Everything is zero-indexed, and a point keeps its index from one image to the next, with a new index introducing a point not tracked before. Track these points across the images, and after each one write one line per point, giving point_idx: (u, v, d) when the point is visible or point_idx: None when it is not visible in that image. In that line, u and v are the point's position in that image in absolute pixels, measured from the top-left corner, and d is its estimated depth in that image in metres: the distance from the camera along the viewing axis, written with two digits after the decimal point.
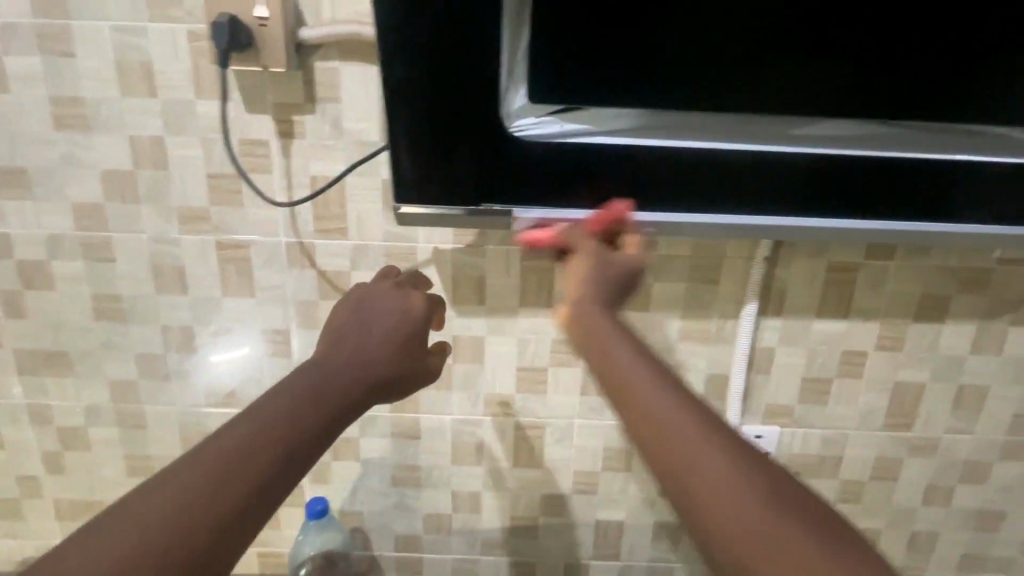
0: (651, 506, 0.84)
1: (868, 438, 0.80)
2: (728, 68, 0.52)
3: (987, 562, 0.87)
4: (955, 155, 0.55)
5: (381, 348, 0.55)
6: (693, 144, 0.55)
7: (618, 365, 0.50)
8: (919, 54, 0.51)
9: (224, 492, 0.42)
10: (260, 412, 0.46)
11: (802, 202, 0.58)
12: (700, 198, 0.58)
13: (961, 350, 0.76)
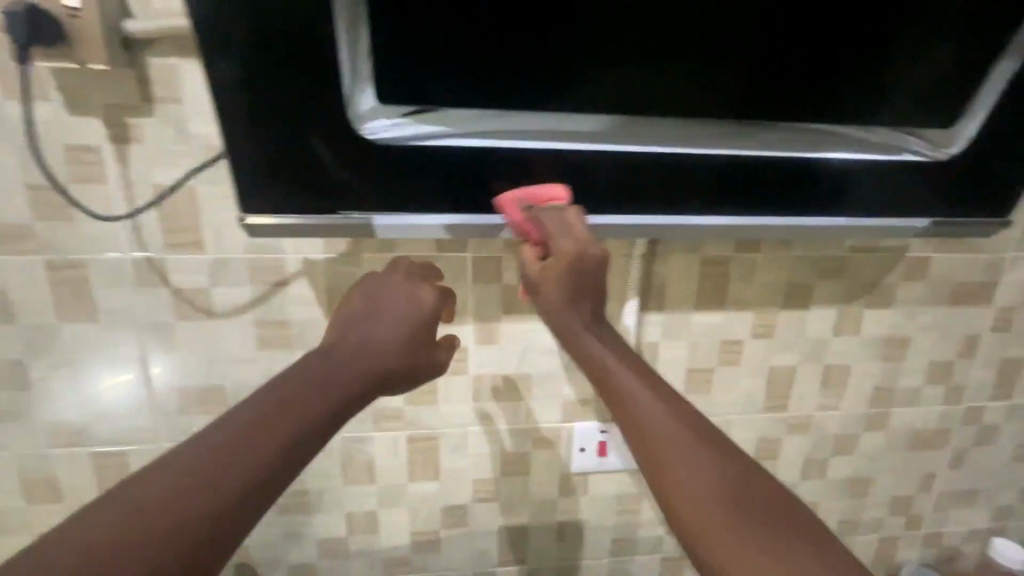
0: (553, 508, 0.84)
1: (749, 421, 0.84)
2: (585, 69, 0.51)
3: (861, 525, 0.94)
4: (793, 153, 0.59)
5: (388, 338, 0.55)
6: (550, 144, 0.56)
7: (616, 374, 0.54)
8: (766, 57, 0.52)
9: (228, 475, 0.42)
10: (276, 399, 0.47)
11: (659, 203, 0.61)
12: (562, 197, 0.60)
13: (826, 333, 0.81)
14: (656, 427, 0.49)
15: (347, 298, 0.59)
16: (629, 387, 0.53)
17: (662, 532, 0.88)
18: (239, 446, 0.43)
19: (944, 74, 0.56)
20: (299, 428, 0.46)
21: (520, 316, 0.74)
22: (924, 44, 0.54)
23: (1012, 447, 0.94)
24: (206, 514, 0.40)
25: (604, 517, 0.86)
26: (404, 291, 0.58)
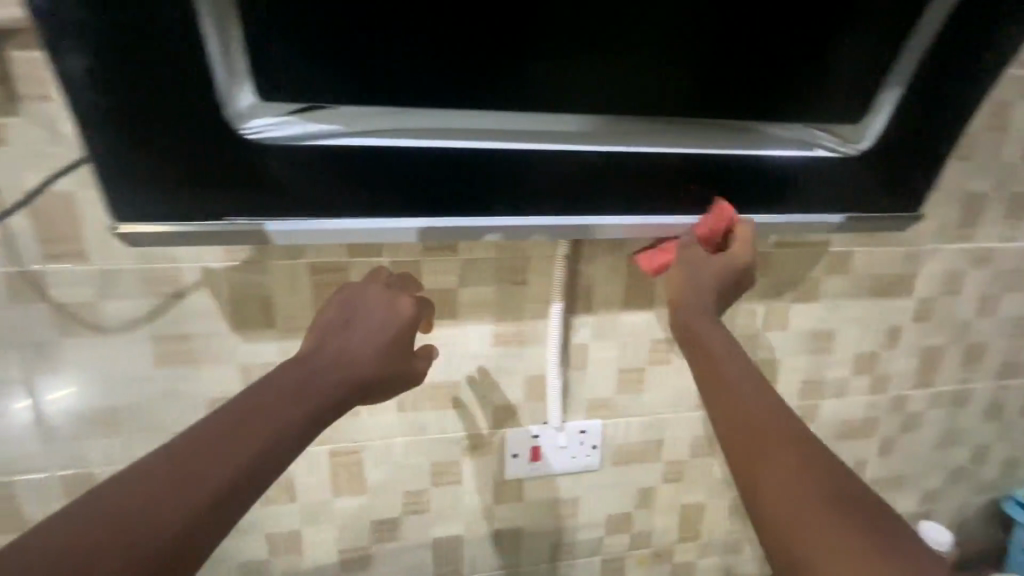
0: (488, 516, 0.82)
1: (681, 418, 0.84)
2: (483, 66, 0.49)
3: None
4: (703, 150, 0.59)
5: (365, 347, 0.54)
6: (454, 144, 0.53)
7: (721, 360, 0.60)
8: (669, 53, 0.51)
9: (199, 480, 0.42)
10: (256, 409, 0.46)
11: (573, 202, 0.60)
12: (473, 198, 0.58)
13: (754, 328, 0.81)
14: (748, 407, 0.54)
15: (331, 304, 0.57)
16: (724, 361, 0.60)
17: (600, 534, 0.87)
18: (206, 452, 0.43)
19: (845, 69, 0.57)
20: (269, 439, 0.46)
21: (442, 322, 0.71)
22: (826, 42, 0.54)
23: (935, 433, 0.97)
24: (180, 522, 0.40)
25: (541, 522, 0.84)
26: (381, 299, 0.57)
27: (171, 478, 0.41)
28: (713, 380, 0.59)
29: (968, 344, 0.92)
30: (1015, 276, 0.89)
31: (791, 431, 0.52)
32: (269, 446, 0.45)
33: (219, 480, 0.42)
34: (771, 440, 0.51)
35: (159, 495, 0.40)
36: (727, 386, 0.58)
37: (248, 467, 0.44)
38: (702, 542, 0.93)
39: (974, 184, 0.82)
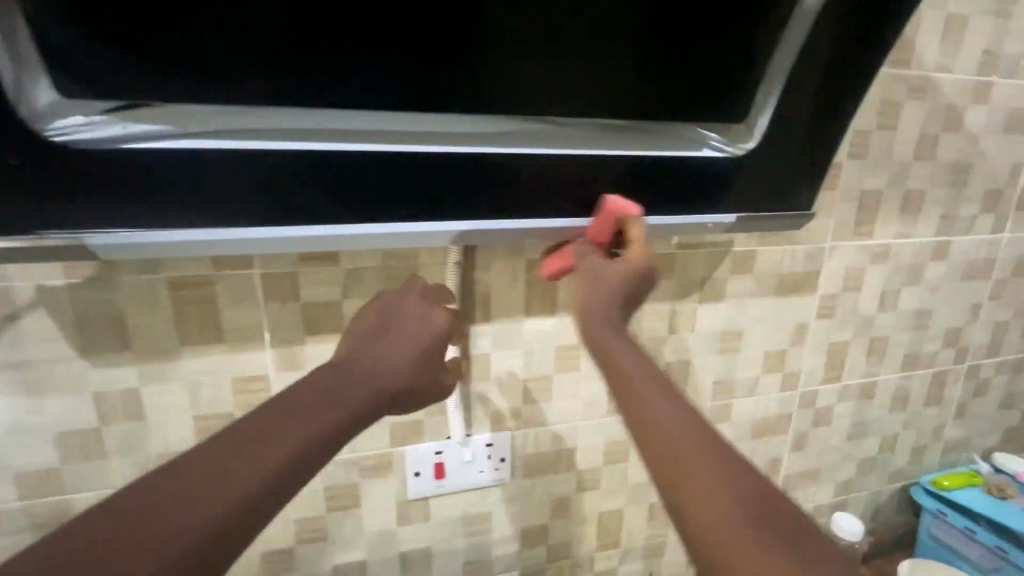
0: (393, 539, 0.77)
1: (594, 425, 0.82)
2: (334, 65, 0.45)
3: None
4: (588, 152, 0.57)
5: (398, 356, 0.54)
6: (313, 148, 0.49)
7: (662, 415, 0.53)
8: (539, 52, 0.48)
9: (234, 476, 0.41)
10: (296, 413, 0.46)
11: (454, 205, 0.57)
12: (345, 206, 0.53)
13: (662, 331, 0.80)
14: (701, 499, 0.46)
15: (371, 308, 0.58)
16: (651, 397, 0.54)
17: (515, 548, 0.84)
18: (241, 452, 0.42)
19: (736, 67, 0.55)
20: (307, 442, 0.45)
21: (326, 336, 0.66)
22: (704, 42, 0.52)
23: (846, 426, 0.99)
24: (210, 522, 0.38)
25: (451, 541, 0.80)
26: (417, 311, 0.58)
27: (204, 474, 0.40)
28: (656, 456, 0.50)
29: (872, 338, 0.94)
30: (913, 271, 0.92)
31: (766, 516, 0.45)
32: (301, 449, 0.44)
33: (252, 480, 0.41)
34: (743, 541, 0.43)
35: (195, 491, 0.39)
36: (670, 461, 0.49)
37: (281, 469, 0.42)
38: (623, 549, 0.91)
39: (869, 182, 0.84)
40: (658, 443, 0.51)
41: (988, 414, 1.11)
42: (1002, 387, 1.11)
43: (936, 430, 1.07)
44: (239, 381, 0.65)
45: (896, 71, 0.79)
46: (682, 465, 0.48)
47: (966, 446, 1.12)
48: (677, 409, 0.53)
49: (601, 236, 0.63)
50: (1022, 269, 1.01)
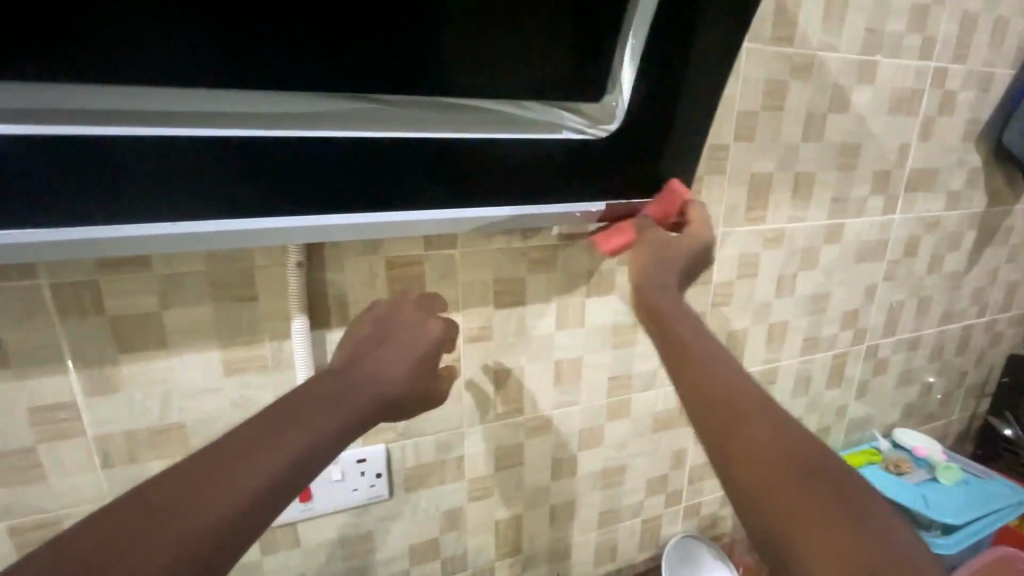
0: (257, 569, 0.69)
1: (481, 431, 0.76)
2: (139, 27, 0.36)
3: (623, 512, 0.92)
4: (445, 133, 0.50)
5: (400, 359, 0.47)
6: (76, 131, 0.39)
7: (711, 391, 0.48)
8: (387, 20, 0.41)
9: (227, 488, 0.35)
10: (301, 415, 0.40)
11: (333, 197, 0.49)
12: (137, 203, 0.43)
13: (548, 327, 0.75)
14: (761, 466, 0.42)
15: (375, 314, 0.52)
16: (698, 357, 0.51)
17: (404, 566, 0.78)
18: (235, 459, 0.36)
19: (597, 44, 0.50)
20: (308, 451, 0.39)
21: (147, 354, 0.57)
22: (566, 16, 0.47)
23: None
24: (197, 535, 0.33)
25: (326, 566, 0.73)
26: (414, 318, 0.52)
27: (196, 484, 0.35)
28: (712, 428, 0.46)
29: (771, 324, 0.93)
30: (807, 255, 0.91)
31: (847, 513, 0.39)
32: (294, 460, 0.38)
33: (242, 493, 0.35)
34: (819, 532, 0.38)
35: (189, 501, 0.34)
36: (735, 442, 0.44)
37: (286, 473, 0.37)
38: (525, 556, 0.86)
39: (758, 165, 0.81)
40: (721, 423, 0.45)
41: (887, 392, 1.14)
42: (899, 365, 1.13)
43: (839, 411, 1.08)
44: (37, 410, 0.55)
45: (780, 50, 0.76)
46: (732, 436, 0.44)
47: (869, 425, 1.14)
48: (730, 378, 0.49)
49: (660, 215, 0.65)
50: (912, 249, 1.03)
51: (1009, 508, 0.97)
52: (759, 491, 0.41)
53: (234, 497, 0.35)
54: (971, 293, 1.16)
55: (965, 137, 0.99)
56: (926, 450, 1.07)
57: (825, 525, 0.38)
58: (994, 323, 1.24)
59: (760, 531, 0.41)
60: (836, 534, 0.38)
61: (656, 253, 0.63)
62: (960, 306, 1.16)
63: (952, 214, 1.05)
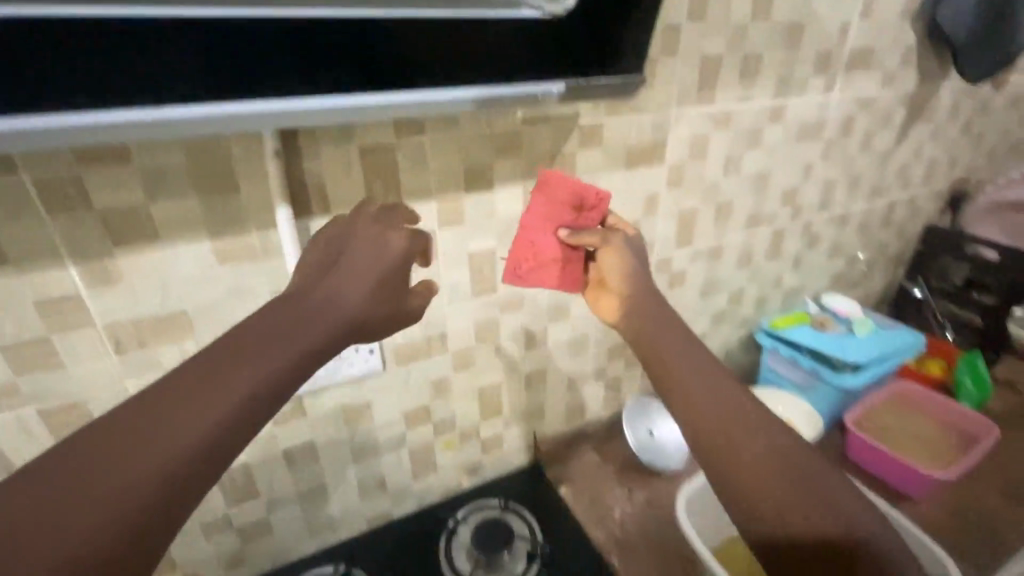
0: (272, 438, 0.78)
1: (460, 309, 0.84)
2: None
3: (589, 375, 1.05)
4: (419, 9, 0.50)
5: (352, 288, 0.52)
6: (44, 7, 0.37)
7: (716, 390, 0.56)
8: None
9: (194, 410, 0.40)
10: (254, 346, 0.45)
11: (291, 75, 0.49)
12: (119, 85, 0.43)
13: (516, 210, 0.81)
14: (743, 457, 0.51)
15: (323, 240, 0.57)
16: (679, 369, 0.58)
17: (401, 430, 0.89)
18: (193, 387, 0.41)
19: None
20: (267, 377, 0.44)
21: (141, 246, 0.60)
22: None
23: (699, 285, 1.09)
24: (183, 451, 0.39)
25: (333, 433, 0.83)
26: (369, 235, 0.56)
27: (172, 406, 0.40)
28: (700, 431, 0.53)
29: (718, 203, 1.01)
30: (752, 135, 0.98)
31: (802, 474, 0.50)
32: (256, 383, 0.43)
33: (209, 415, 0.40)
34: (793, 493, 0.48)
35: (170, 419, 0.39)
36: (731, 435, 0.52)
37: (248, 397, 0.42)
38: (505, 417, 0.99)
39: (709, 46, 0.85)
40: (719, 421, 0.53)
41: (818, 262, 1.28)
42: (830, 238, 1.26)
43: (776, 280, 1.22)
44: (44, 303, 0.58)
45: None
46: (722, 433, 0.52)
47: (801, 292, 1.29)
48: (702, 380, 0.57)
49: (592, 221, 0.76)
50: (848, 128, 1.11)
51: (904, 349, 1.16)
52: (749, 479, 0.50)
53: (202, 419, 0.40)
54: (897, 169, 1.27)
55: (901, 15, 1.04)
56: (846, 309, 1.22)
57: (793, 490, 0.48)
58: (915, 196, 1.37)
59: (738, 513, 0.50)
60: (811, 497, 0.48)
61: (622, 256, 0.72)
62: (887, 182, 1.28)
63: (886, 93, 1.12)
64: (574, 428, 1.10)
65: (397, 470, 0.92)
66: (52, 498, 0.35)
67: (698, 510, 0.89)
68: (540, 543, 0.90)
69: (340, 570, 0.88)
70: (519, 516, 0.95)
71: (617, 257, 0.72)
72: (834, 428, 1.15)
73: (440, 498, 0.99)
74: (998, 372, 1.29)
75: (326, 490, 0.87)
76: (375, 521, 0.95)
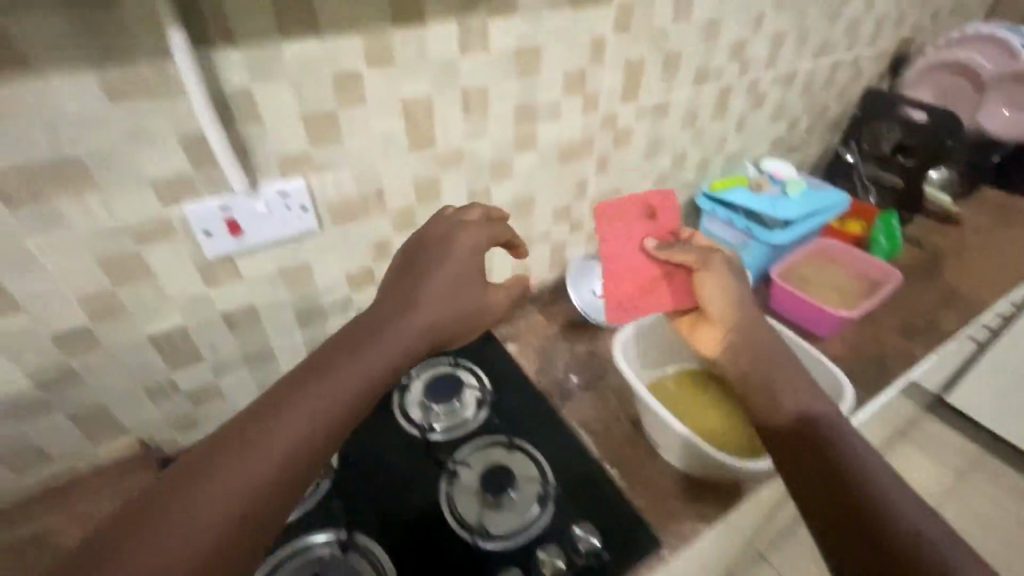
0: (208, 302, 0.76)
1: (396, 165, 0.80)
2: None
3: (534, 239, 1.06)
4: None
5: (434, 294, 0.62)
6: None
7: (758, 358, 0.77)
8: None
9: (310, 408, 0.51)
10: (342, 357, 0.55)
11: None
12: None
13: (452, 51, 0.74)
14: (777, 390, 0.72)
15: (403, 254, 0.67)
16: (735, 330, 0.80)
17: (345, 293, 0.88)
18: (307, 388, 0.52)
19: None
20: (359, 386, 0.53)
21: (5, 75, 0.51)
22: None
23: (643, 145, 1.08)
24: (303, 442, 0.49)
25: (274, 297, 0.81)
26: (441, 242, 0.66)
27: (275, 410, 0.50)
28: (744, 369, 0.77)
29: (666, 53, 0.97)
30: None
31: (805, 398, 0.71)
32: (356, 386, 0.53)
33: (323, 413, 0.51)
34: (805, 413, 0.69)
35: (275, 418, 0.49)
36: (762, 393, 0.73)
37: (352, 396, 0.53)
38: None
39: None
40: (755, 383, 0.74)
41: (761, 125, 1.28)
42: (774, 99, 1.26)
43: (719, 143, 1.22)
44: None
45: None
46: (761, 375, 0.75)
47: (742, 156, 1.30)
48: (751, 338, 0.79)
49: (664, 229, 0.91)
50: None
51: (830, 209, 1.22)
52: (777, 401, 0.71)
53: (315, 414, 0.50)
54: (847, 24, 1.24)
55: None
56: (782, 173, 1.26)
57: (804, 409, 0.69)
58: (859, 56, 1.36)
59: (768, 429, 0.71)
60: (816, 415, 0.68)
61: (720, 277, 0.83)
62: (835, 39, 1.25)
63: None
64: None
65: None
66: (208, 480, 0.45)
67: (633, 357, 0.96)
68: (488, 394, 0.96)
69: None
70: (470, 372, 0.99)
71: (715, 269, 0.84)
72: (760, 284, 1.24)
73: None
74: (908, 231, 1.41)
75: (274, 354, 0.87)
76: None
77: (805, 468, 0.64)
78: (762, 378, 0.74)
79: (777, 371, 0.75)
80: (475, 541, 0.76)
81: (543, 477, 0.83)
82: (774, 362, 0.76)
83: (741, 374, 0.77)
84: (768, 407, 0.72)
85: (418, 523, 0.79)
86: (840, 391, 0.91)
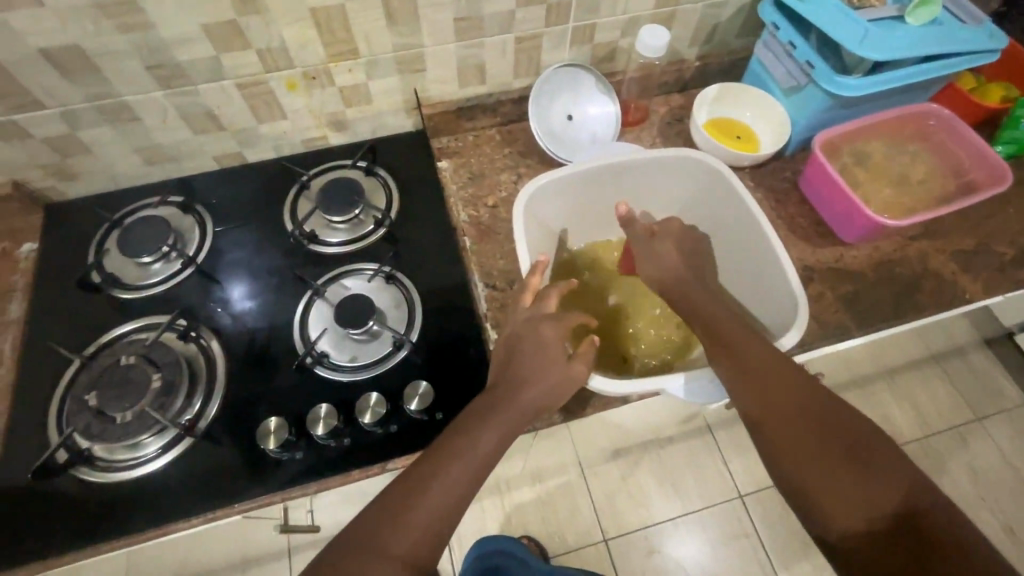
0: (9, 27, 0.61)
1: None
2: None
3: (486, 24, 0.76)
4: None
5: (537, 365, 0.58)
6: None
7: (757, 358, 0.60)
8: None
9: (432, 498, 0.50)
10: (473, 430, 0.54)
11: None
12: None
13: None
14: (803, 433, 0.54)
15: (505, 337, 0.63)
16: (740, 346, 0.61)
17: (210, 53, 0.70)
18: (427, 475, 0.51)
19: None
20: (488, 455, 0.53)
21: None
22: None
23: None
24: (427, 530, 0.49)
25: (102, 36, 0.65)
26: (534, 317, 0.62)
27: (414, 493, 0.50)
28: (762, 406, 0.57)
29: None
30: None
31: (849, 429, 0.53)
32: (476, 472, 0.52)
33: (439, 503, 0.50)
34: (847, 450, 0.52)
35: (398, 527, 0.48)
36: (774, 408, 0.56)
37: (470, 481, 0.52)
38: (365, 62, 0.77)
39: None
40: (763, 400, 0.57)
41: None
42: None
43: None
44: None
45: None
46: (794, 410, 0.56)
47: None
48: (771, 361, 0.59)
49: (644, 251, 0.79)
50: None
51: (964, 60, 0.79)
52: (807, 447, 0.53)
53: (438, 504, 0.50)
54: None
55: None
56: None
57: (850, 443, 0.52)
58: None
59: (789, 483, 0.53)
60: (858, 447, 0.52)
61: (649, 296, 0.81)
62: None
63: None
64: (473, 97, 0.88)
65: (229, 108, 0.78)
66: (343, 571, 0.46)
67: (563, 200, 0.82)
68: (388, 218, 0.82)
69: (176, 201, 0.83)
70: (381, 187, 0.85)
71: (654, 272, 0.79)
72: (803, 151, 0.90)
73: (302, 148, 0.88)
74: None
75: (139, 115, 0.75)
76: (227, 161, 0.86)
77: (831, 507, 0.50)
78: (775, 388, 0.57)
79: (817, 399, 0.56)
80: (311, 366, 0.71)
81: (410, 325, 0.75)
82: (806, 391, 0.57)
83: (766, 418, 0.56)
84: (793, 454, 0.54)
85: (266, 338, 0.75)
86: (793, 317, 0.70)
